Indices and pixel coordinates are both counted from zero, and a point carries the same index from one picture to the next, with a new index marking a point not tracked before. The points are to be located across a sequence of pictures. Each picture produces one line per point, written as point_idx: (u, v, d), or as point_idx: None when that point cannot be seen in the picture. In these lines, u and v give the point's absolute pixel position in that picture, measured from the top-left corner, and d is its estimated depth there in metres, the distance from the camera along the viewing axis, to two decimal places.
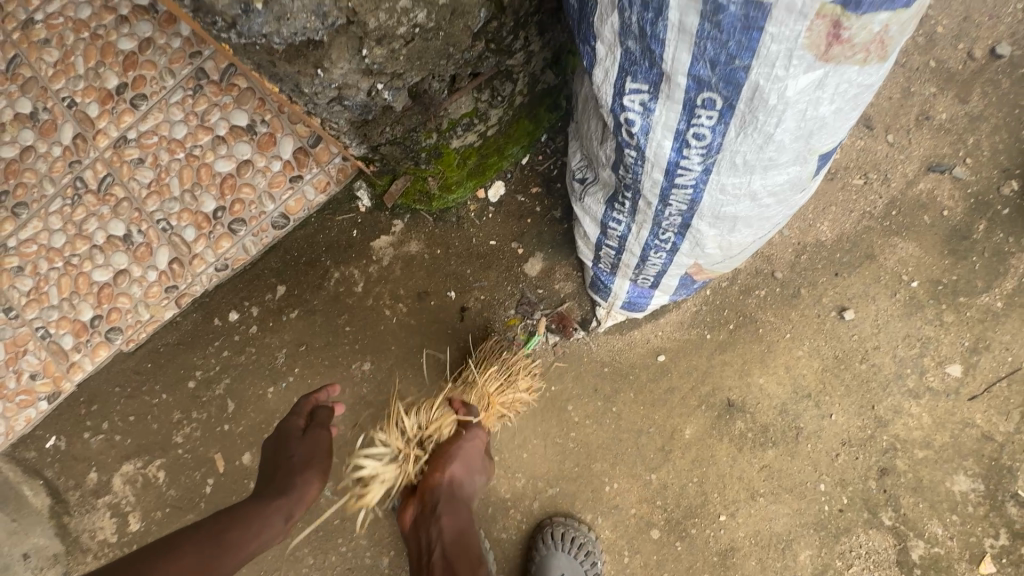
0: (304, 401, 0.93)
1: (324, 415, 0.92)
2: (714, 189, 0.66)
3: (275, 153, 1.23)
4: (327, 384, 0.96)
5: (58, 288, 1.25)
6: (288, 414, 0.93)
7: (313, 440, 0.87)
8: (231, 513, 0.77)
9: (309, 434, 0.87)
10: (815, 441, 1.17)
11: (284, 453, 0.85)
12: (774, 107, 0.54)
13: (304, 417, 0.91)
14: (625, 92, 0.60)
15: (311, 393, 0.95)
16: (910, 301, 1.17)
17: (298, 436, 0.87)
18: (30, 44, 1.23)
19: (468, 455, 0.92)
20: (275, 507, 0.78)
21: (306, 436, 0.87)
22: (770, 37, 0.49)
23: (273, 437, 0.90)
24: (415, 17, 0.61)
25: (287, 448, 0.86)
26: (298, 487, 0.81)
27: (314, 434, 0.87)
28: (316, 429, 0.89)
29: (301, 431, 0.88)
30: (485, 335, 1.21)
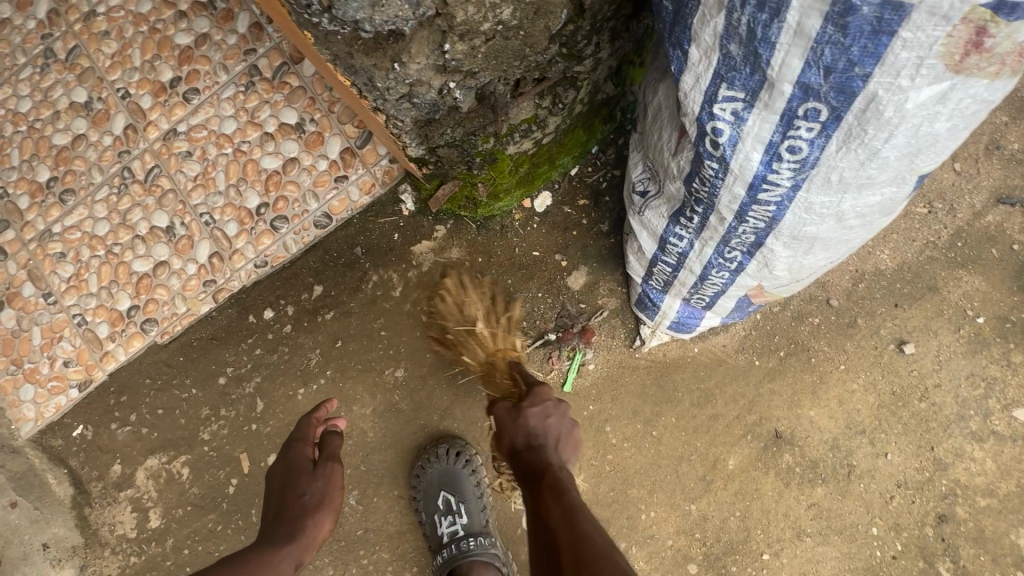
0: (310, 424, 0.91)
1: (335, 444, 0.89)
2: (799, 207, 0.62)
3: (322, 152, 1.22)
4: (325, 402, 0.95)
5: (98, 276, 1.25)
6: (293, 440, 0.89)
7: (324, 477, 0.84)
8: (237, 556, 0.73)
9: (321, 469, 0.84)
10: (868, 481, 1.10)
11: (294, 489, 0.82)
12: (889, 121, 0.50)
13: (312, 446, 0.89)
14: (717, 99, 0.56)
15: (313, 414, 0.93)
16: (974, 339, 1.10)
17: (309, 473, 0.84)
18: (90, 35, 1.25)
19: (508, 423, 0.87)
20: (285, 554, 0.74)
21: (318, 471, 0.84)
22: (902, 43, 0.45)
23: (280, 468, 0.86)
24: (500, 14, 0.59)
25: (296, 484, 0.82)
26: (310, 530, 0.77)
27: (326, 470, 0.84)
28: (327, 463, 0.85)
29: (311, 465, 0.85)
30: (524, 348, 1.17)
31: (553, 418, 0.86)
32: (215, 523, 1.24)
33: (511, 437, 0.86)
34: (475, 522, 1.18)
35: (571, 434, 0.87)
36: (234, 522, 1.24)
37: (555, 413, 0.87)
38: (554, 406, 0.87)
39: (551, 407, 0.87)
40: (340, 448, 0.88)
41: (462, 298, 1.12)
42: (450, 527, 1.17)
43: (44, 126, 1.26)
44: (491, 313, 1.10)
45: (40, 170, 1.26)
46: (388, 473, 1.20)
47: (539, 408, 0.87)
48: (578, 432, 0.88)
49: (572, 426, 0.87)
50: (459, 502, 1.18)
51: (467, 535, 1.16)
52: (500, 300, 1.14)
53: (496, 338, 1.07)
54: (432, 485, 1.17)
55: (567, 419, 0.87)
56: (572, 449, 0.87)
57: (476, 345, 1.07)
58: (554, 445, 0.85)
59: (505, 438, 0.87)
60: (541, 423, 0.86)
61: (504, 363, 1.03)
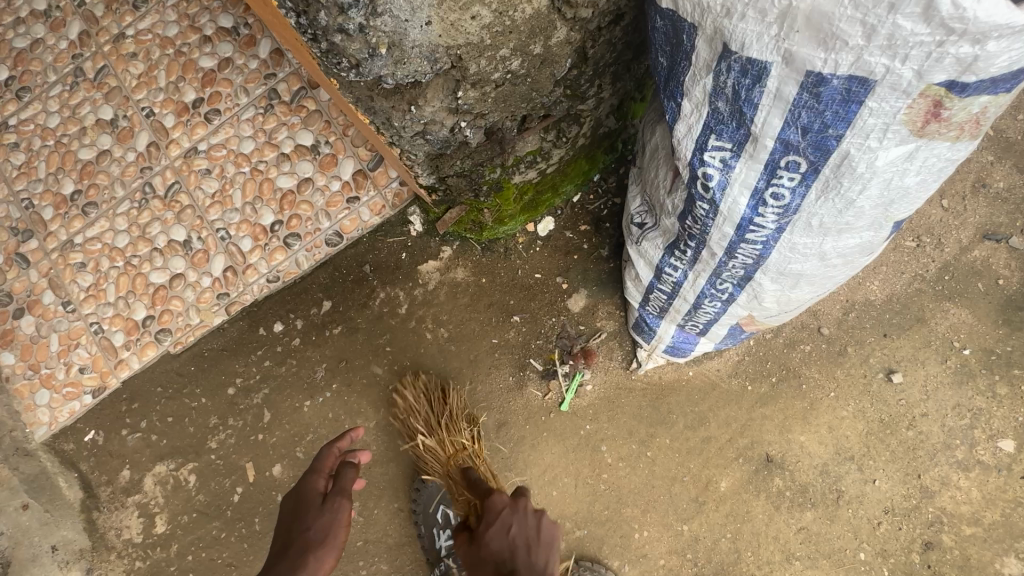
0: (325, 454, 0.95)
1: (347, 475, 0.91)
2: (784, 247, 0.67)
3: (336, 173, 1.28)
4: (349, 431, 0.99)
5: (115, 286, 1.30)
6: (308, 471, 0.94)
7: (330, 510, 0.84)
8: None
9: (328, 503, 0.85)
10: (856, 506, 1.13)
11: (300, 524, 0.83)
12: (861, 176, 0.55)
13: (324, 478, 0.92)
14: (707, 148, 0.61)
15: (331, 443, 0.97)
16: (960, 370, 1.14)
17: (317, 506, 0.86)
18: (118, 57, 1.31)
19: (471, 559, 0.83)
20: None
21: (325, 505, 0.85)
22: (869, 111, 0.50)
23: (292, 500, 0.89)
24: (509, 65, 0.64)
25: (302, 519, 0.83)
26: (312, 565, 0.76)
27: (332, 504, 0.85)
28: (334, 497, 0.86)
29: (320, 499, 0.87)
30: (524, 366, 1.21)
31: (516, 528, 0.81)
32: (218, 530, 1.27)
33: (481, 568, 0.80)
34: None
35: (541, 532, 0.81)
36: (237, 530, 1.27)
37: (514, 522, 0.82)
38: (516, 514, 0.83)
39: (510, 515, 0.83)
40: (350, 480, 0.89)
41: (412, 404, 1.17)
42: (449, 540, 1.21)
43: (71, 142, 1.32)
44: (432, 423, 1.13)
45: (66, 183, 1.32)
46: (389, 486, 1.24)
47: (498, 523, 0.82)
48: (550, 526, 0.82)
49: (541, 521, 0.82)
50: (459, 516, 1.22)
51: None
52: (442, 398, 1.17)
53: (444, 444, 1.10)
54: (433, 498, 1.21)
55: (529, 517, 0.83)
56: (547, 548, 0.80)
57: (432, 459, 1.11)
58: (523, 553, 0.78)
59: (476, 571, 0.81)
60: (505, 539, 0.80)
61: (456, 470, 1.05)
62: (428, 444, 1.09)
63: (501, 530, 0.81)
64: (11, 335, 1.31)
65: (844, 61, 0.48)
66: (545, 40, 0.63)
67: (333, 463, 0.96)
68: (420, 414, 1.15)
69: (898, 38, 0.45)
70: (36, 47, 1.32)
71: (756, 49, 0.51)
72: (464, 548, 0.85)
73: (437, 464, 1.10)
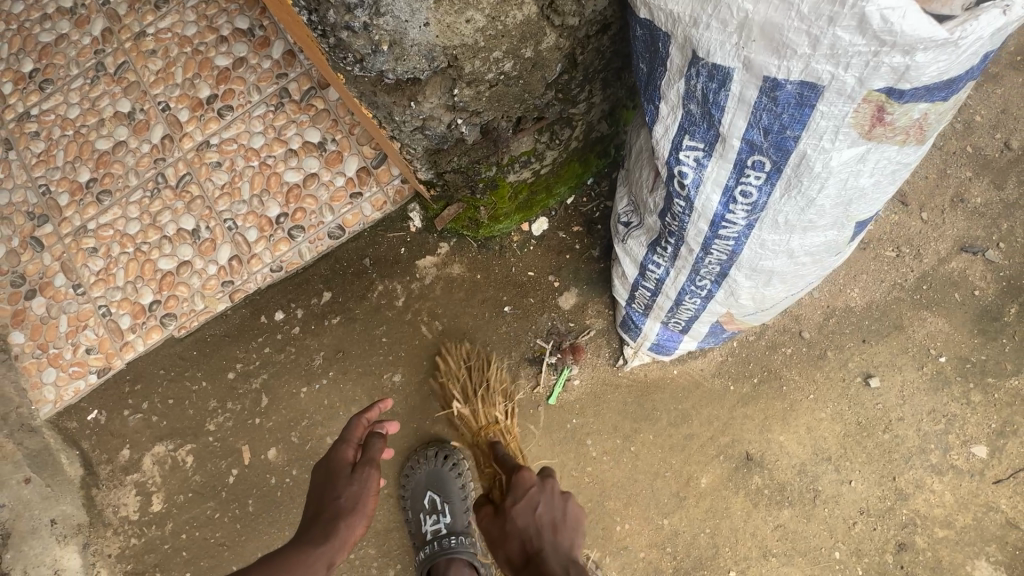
0: (356, 424, 0.95)
1: (376, 446, 0.91)
2: (754, 243, 0.71)
3: (340, 169, 1.33)
4: (377, 402, 0.98)
5: (125, 271, 1.36)
6: (338, 440, 0.94)
7: (360, 481, 0.87)
8: (274, 554, 0.79)
9: (357, 474, 0.88)
10: (832, 506, 1.16)
11: (331, 492, 0.86)
12: (818, 175, 0.60)
13: (353, 448, 0.93)
14: (682, 148, 0.66)
15: (361, 411, 0.97)
16: (936, 376, 1.18)
17: (347, 476, 0.88)
18: (138, 53, 1.38)
19: (497, 533, 0.84)
20: (318, 554, 0.79)
21: (354, 476, 0.88)
22: (821, 114, 0.55)
23: (323, 467, 0.91)
24: (502, 67, 0.70)
25: (334, 487, 0.87)
26: (342, 534, 0.81)
27: (362, 475, 0.88)
28: (364, 468, 0.89)
29: (350, 469, 0.89)
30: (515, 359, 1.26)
31: (542, 508, 0.83)
32: (213, 510, 1.30)
33: (506, 544, 0.82)
34: (458, 522, 1.25)
35: (566, 512, 0.83)
36: (230, 511, 1.31)
37: (541, 502, 0.84)
38: (542, 493, 0.85)
39: (537, 495, 0.85)
40: (379, 452, 0.91)
41: (451, 369, 1.22)
42: (434, 525, 1.23)
43: (89, 132, 1.38)
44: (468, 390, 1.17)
45: (82, 171, 1.38)
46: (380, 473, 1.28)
47: (524, 500, 0.84)
48: (574, 507, 0.84)
49: (566, 504, 0.84)
50: (445, 503, 1.25)
51: (450, 534, 1.23)
52: (481, 367, 1.22)
53: (475, 416, 1.14)
54: (420, 485, 1.25)
55: (556, 499, 0.85)
56: (572, 529, 0.82)
57: (465, 428, 1.17)
58: (548, 535, 0.80)
59: (501, 546, 0.82)
60: (531, 518, 0.82)
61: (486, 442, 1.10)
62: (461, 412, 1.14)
63: (528, 507, 0.83)
64: (22, 315, 1.36)
65: (795, 68, 0.53)
66: (535, 45, 0.69)
67: (362, 433, 0.96)
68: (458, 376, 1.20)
69: (839, 48, 0.50)
70: (60, 42, 1.39)
71: (719, 56, 0.56)
72: (489, 520, 0.87)
73: (466, 429, 1.17)
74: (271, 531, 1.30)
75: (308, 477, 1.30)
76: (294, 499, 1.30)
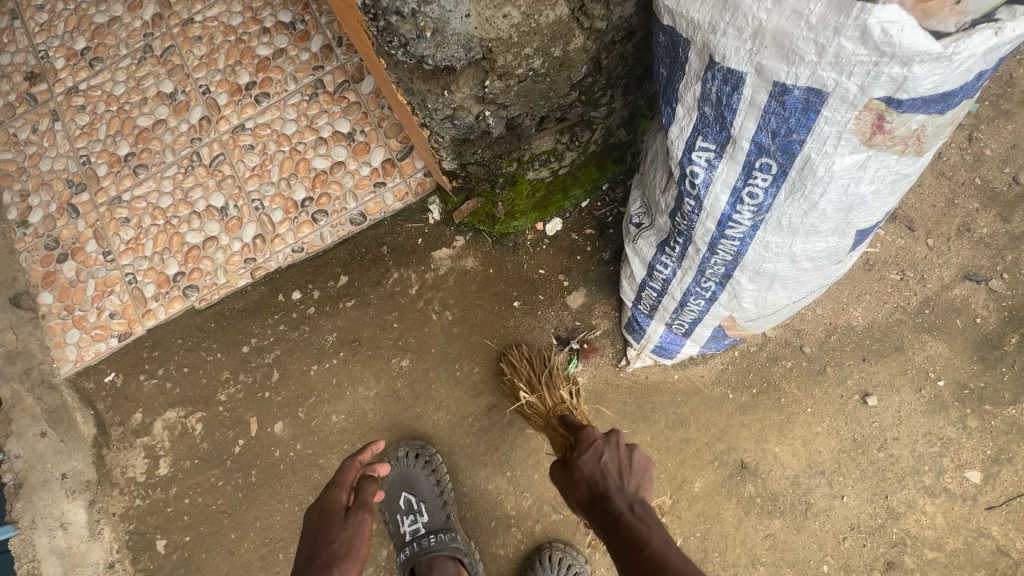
0: (349, 467, 1.03)
1: (368, 491, 0.97)
2: (758, 244, 0.75)
3: (367, 160, 1.39)
4: (369, 445, 1.07)
5: (153, 242, 1.41)
6: (330, 485, 1.00)
7: (352, 526, 0.90)
8: None
9: (350, 518, 0.91)
10: (824, 520, 1.18)
11: (324, 537, 0.89)
12: (821, 179, 0.64)
13: (346, 492, 0.99)
14: (695, 148, 0.70)
15: (355, 453, 1.06)
16: (934, 400, 1.20)
17: (340, 520, 0.92)
18: (185, 38, 1.46)
19: (568, 482, 0.90)
20: None
21: (347, 520, 0.91)
22: (825, 119, 0.59)
23: (316, 510, 0.96)
24: (532, 63, 0.75)
25: (327, 533, 0.90)
26: None
27: (355, 518, 0.91)
28: (357, 512, 0.93)
29: (343, 513, 0.94)
30: (518, 345, 1.30)
31: (607, 456, 0.89)
32: (217, 478, 1.34)
33: (574, 490, 0.88)
34: (436, 520, 1.28)
35: (632, 462, 0.89)
36: (233, 480, 1.34)
37: (607, 451, 0.90)
38: (607, 445, 0.91)
39: (602, 446, 0.91)
40: (371, 496, 0.96)
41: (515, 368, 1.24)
42: (412, 525, 1.29)
43: (132, 109, 1.45)
44: (533, 381, 1.19)
45: (122, 145, 1.45)
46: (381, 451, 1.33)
47: (591, 451, 0.90)
48: (638, 457, 0.90)
49: (631, 454, 0.90)
50: (419, 502, 1.29)
51: (428, 531, 1.26)
52: (543, 360, 1.23)
53: (544, 400, 1.14)
54: (394, 486, 1.31)
55: (621, 450, 0.91)
56: (638, 475, 0.88)
57: (534, 415, 1.17)
58: (614, 479, 0.86)
59: (569, 494, 0.89)
60: (596, 464, 0.88)
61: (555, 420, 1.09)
62: (528, 400, 1.15)
63: (597, 457, 0.89)
64: (53, 278, 1.42)
65: (802, 75, 0.57)
66: (564, 45, 0.74)
67: (355, 477, 1.03)
68: (522, 370, 1.22)
69: (843, 57, 0.54)
70: (113, 23, 1.47)
71: (733, 60, 0.60)
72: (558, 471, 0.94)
73: (539, 418, 1.16)
74: (272, 503, 1.34)
75: (311, 453, 1.34)
76: (295, 472, 1.34)
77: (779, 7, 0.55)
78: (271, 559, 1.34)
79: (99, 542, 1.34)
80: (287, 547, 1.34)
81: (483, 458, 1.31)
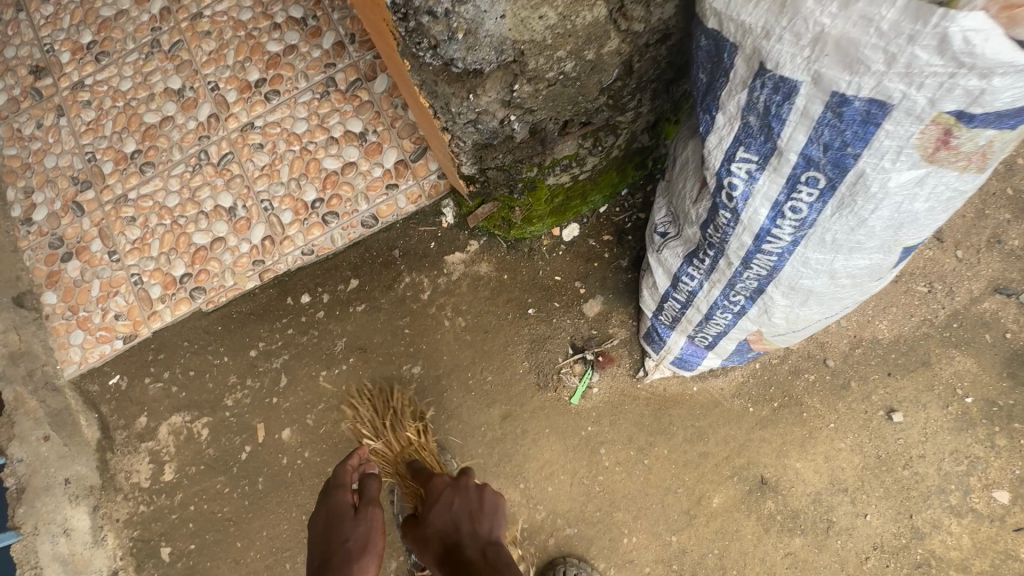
0: (344, 470, 1.07)
1: (371, 487, 1.03)
2: (797, 260, 0.72)
3: (379, 161, 1.35)
4: (356, 450, 1.10)
5: (160, 242, 1.38)
6: (333, 488, 1.05)
7: (364, 522, 0.98)
8: None
9: (362, 514, 0.99)
10: (846, 539, 1.15)
11: (338, 535, 0.97)
12: (874, 195, 0.61)
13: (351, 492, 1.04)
14: (735, 159, 0.67)
15: (344, 460, 1.09)
16: (961, 417, 1.16)
17: (351, 518, 0.99)
18: (193, 33, 1.42)
19: (425, 536, 0.98)
20: None
21: (359, 517, 0.99)
22: (886, 133, 0.56)
23: (325, 512, 1.02)
24: (563, 67, 0.72)
25: (341, 530, 0.98)
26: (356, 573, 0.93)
27: (366, 515, 0.99)
28: (366, 508, 1.00)
29: (352, 511, 1.01)
30: (359, 379, 1.32)
31: (457, 503, 0.98)
32: (222, 485, 1.31)
33: (429, 542, 0.97)
34: None
35: (482, 503, 0.98)
36: (240, 487, 1.32)
37: (458, 498, 0.98)
38: (458, 492, 0.99)
39: (452, 494, 0.99)
40: (376, 491, 1.03)
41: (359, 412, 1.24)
42: None
43: (138, 105, 1.42)
44: (377, 425, 1.20)
45: (128, 142, 1.41)
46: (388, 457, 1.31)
47: (442, 502, 0.98)
48: (489, 497, 0.98)
49: (481, 495, 0.99)
50: None
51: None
52: (377, 398, 1.26)
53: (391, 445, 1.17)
54: None
55: (472, 492, 0.99)
56: (490, 514, 0.96)
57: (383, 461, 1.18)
58: (465, 525, 0.95)
59: (426, 545, 0.97)
60: (448, 515, 0.97)
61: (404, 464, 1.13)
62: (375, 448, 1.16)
63: (449, 505, 0.98)
64: (57, 277, 1.39)
65: (866, 85, 0.53)
66: (598, 48, 0.71)
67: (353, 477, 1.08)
68: (365, 411, 1.23)
69: (915, 68, 0.50)
70: (120, 17, 1.43)
71: (789, 68, 0.57)
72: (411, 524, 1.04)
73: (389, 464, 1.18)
74: (278, 511, 1.31)
75: (319, 461, 1.31)
76: (303, 481, 1.31)
77: (846, 13, 0.51)
78: (278, 569, 1.31)
79: (102, 549, 1.32)
80: (294, 557, 1.31)
81: (496, 470, 1.25)
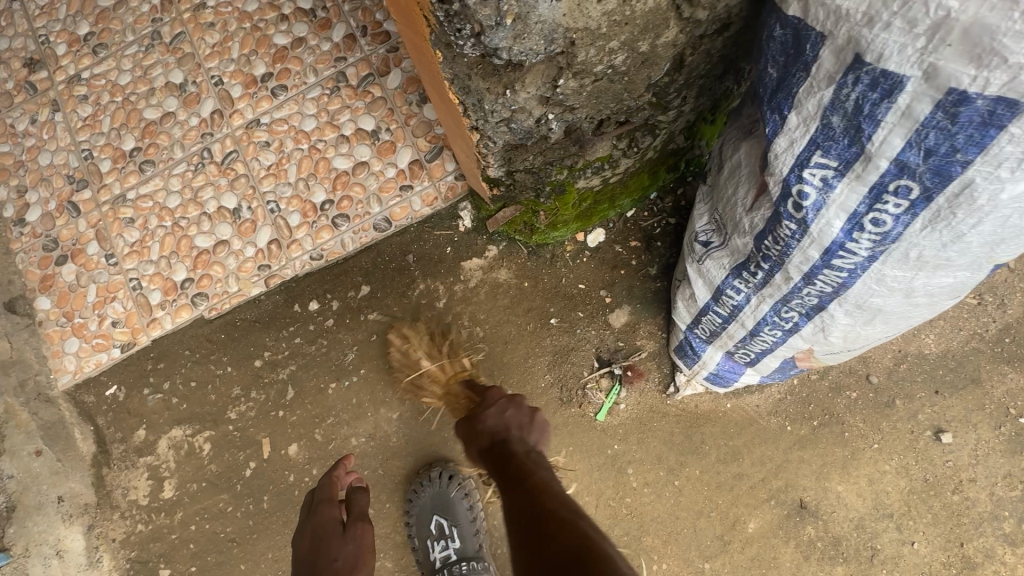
0: (327, 483, 1.01)
1: (360, 504, 0.97)
2: (871, 277, 0.67)
3: (392, 160, 1.28)
4: (343, 460, 1.04)
5: (160, 245, 1.31)
6: (320, 504, 0.97)
7: (354, 540, 0.91)
8: None
9: (351, 533, 0.92)
10: (891, 567, 1.09)
11: (326, 556, 0.89)
12: (980, 208, 0.56)
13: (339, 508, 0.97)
14: (808, 165, 0.63)
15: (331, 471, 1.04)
16: (1014, 438, 1.09)
17: (340, 537, 0.91)
18: (196, 25, 1.34)
19: (470, 432, 0.92)
20: None
21: (347, 535, 0.92)
22: (1009, 137, 0.51)
23: (310, 532, 0.93)
24: (613, 60, 0.66)
25: (329, 550, 0.89)
26: None
27: (355, 533, 0.92)
28: (356, 525, 0.93)
29: (341, 529, 0.93)
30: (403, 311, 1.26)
31: (511, 411, 0.91)
32: (225, 503, 1.25)
33: (474, 439, 0.91)
34: (468, 547, 1.23)
35: (533, 419, 0.91)
36: (244, 506, 1.25)
37: (510, 408, 0.92)
38: (512, 403, 0.93)
39: (506, 403, 0.93)
40: (364, 507, 0.97)
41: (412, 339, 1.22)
42: (443, 552, 1.22)
43: (137, 100, 1.34)
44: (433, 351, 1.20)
45: (127, 139, 1.34)
46: (401, 473, 1.25)
47: (496, 406, 0.92)
48: (540, 416, 0.92)
49: (534, 413, 0.92)
50: (452, 527, 1.23)
51: (460, 559, 1.22)
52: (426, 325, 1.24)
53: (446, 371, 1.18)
54: (425, 509, 1.22)
55: (526, 409, 0.92)
56: (539, 431, 0.91)
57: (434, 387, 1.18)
58: (517, 433, 0.89)
59: (469, 441, 0.91)
60: (500, 418, 0.90)
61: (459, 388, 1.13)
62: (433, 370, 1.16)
63: (501, 414, 0.91)
64: (51, 281, 1.31)
65: (996, 81, 0.49)
66: (653, 40, 0.65)
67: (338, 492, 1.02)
68: (417, 338, 1.22)
69: None
70: (118, 7, 1.35)
71: (895, 61, 0.53)
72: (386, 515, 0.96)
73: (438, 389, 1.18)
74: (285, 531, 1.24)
75: None
76: None
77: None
78: None
79: (99, 570, 1.26)
80: None
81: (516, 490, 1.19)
